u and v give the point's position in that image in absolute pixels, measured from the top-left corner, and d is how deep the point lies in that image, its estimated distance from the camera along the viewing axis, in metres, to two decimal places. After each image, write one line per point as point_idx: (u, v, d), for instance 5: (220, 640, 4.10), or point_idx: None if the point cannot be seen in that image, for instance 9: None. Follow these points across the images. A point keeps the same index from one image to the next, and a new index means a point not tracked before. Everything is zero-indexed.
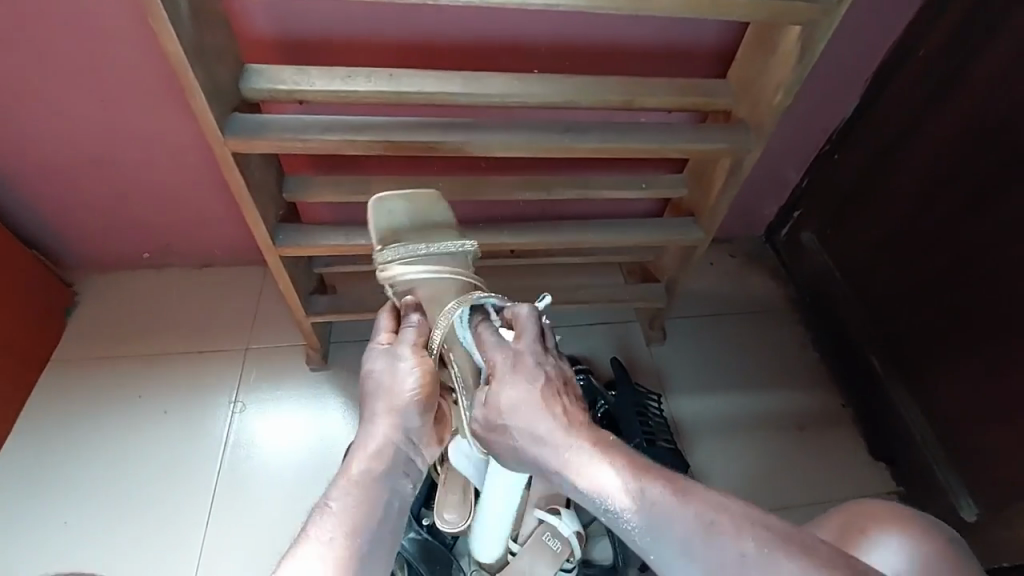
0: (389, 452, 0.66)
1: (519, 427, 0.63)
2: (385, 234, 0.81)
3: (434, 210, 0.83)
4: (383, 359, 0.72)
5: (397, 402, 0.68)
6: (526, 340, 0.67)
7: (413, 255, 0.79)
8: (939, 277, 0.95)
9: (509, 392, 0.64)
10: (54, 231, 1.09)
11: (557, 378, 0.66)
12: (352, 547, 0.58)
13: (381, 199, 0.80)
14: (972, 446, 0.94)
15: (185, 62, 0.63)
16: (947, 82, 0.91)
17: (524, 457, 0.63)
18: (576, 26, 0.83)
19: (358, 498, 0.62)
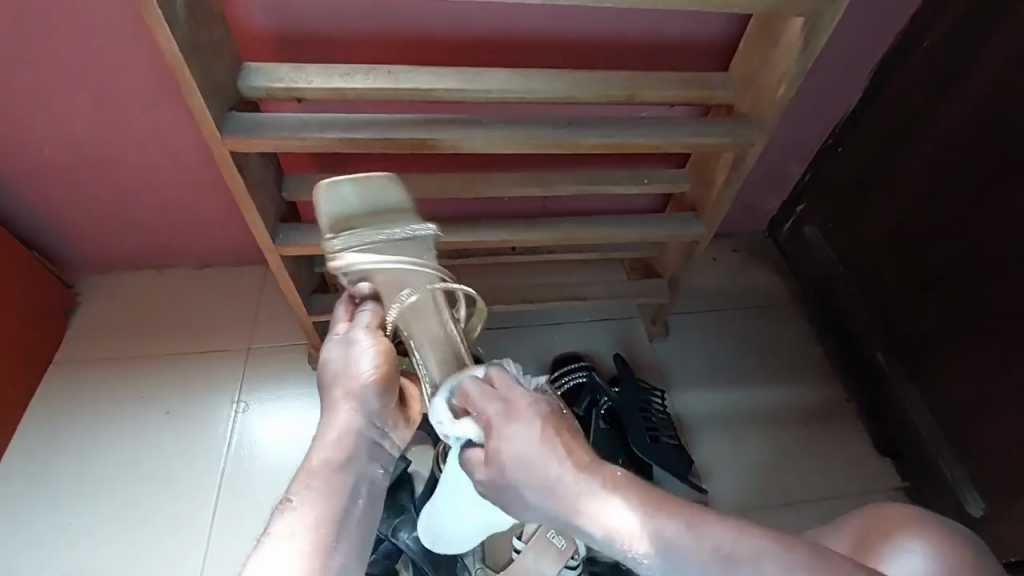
0: (349, 439, 0.64)
1: (530, 483, 0.55)
2: (336, 221, 0.76)
3: (386, 192, 0.78)
4: (338, 343, 0.69)
5: (353, 387, 0.66)
6: (510, 383, 0.60)
7: (367, 243, 0.75)
8: (945, 270, 0.95)
9: (510, 448, 0.55)
10: (53, 232, 1.09)
11: (551, 411, 0.58)
12: (317, 540, 0.57)
13: (328, 183, 0.75)
14: (979, 440, 0.93)
15: (183, 61, 0.63)
16: (953, 71, 0.90)
17: (534, 509, 0.56)
18: (575, 20, 0.83)
19: (319, 492, 0.61)
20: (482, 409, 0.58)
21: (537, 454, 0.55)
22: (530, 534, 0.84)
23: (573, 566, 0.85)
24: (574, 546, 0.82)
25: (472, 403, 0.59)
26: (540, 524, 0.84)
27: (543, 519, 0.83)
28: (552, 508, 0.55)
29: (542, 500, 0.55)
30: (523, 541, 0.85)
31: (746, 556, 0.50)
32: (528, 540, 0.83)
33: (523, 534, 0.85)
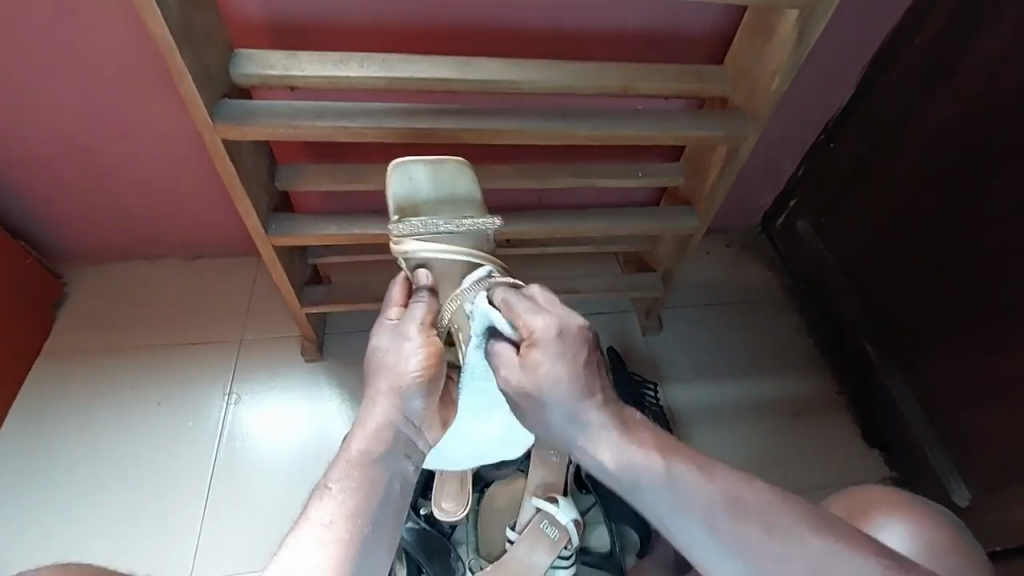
0: (387, 434, 0.64)
1: (561, 399, 0.60)
2: (401, 204, 0.78)
3: (457, 178, 0.80)
4: (388, 335, 0.69)
5: (400, 380, 0.65)
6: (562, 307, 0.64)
7: (434, 233, 0.76)
8: (937, 264, 0.95)
9: (547, 364, 0.61)
10: (41, 222, 1.08)
11: (592, 342, 0.63)
12: (351, 530, 0.56)
13: (401, 162, 0.78)
14: (966, 432, 0.94)
15: (172, 47, 0.62)
16: (945, 65, 0.90)
17: (558, 417, 0.62)
18: (572, 10, 0.82)
19: (359, 481, 0.60)
20: (526, 321, 0.63)
21: (577, 377, 0.60)
22: (523, 524, 0.85)
23: (565, 557, 0.86)
24: (566, 535, 0.83)
25: (519, 314, 0.63)
26: (533, 515, 0.85)
27: (536, 510, 0.85)
28: (579, 422, 0.60)
29: (571, 414, 0.61)
30: (517, 531, 0.85)
31: (751, 510, 0.54)
32: (521, 531, 0.84)
33: (516, 524, 0.86)
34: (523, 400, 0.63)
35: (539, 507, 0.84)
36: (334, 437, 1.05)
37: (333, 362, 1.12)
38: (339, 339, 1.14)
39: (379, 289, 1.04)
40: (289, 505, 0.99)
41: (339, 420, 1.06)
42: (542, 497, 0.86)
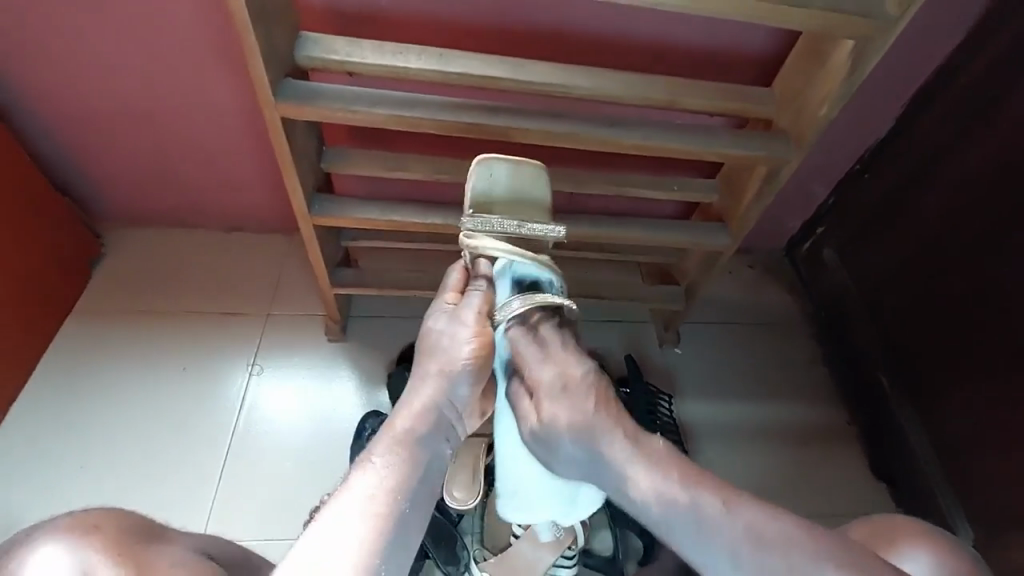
0: (431, 414, 0.66)
1: (574, 441, 0.67)
2: (478, 199, 0.79)
3: (533, 183, 0.80)
4: (444, 319, 0.73)
5: (451, 364, 0.69)
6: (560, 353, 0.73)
7: (503, 232, 0.77)
8: (960, 304, 0.95)
9: (554, 410, 0.69)
10: (88, 181, 1.11)
11: (600, 385, 0.70)
12: (391, 503, 0.58)
13: (486, 159, 0.78)
14: (977, 473, 0.94)
15: (247, 23, 0.64)
16: (987, 107, 0.90)
17: (576, 465, 0.68)
18: (627, 22, 0.84)
19: (403, 456, 0.62)
20: (533, 373, 0.72)
21: (582, 417, 0.67)
22: (530, 519, 0.86)
23: (569, 557, 0.87)
24: (572, 535, 0.84)
25: (526, 364, 0.73)
26: None
27: None
28: (595, 454, 0.66)
29: (587, 456, 0.66)
30: (523, 526, 0.86)
31: (776, 539, 0.55)
32: (528, 526, 0.86)
33: (523, 519, 0.87)
34: (540, 450, 0.71)
35: None
36: (350, 417, 1.07)
37: (355, 344, 1.14)
38: (363, 323, 1.16)
39: (407, 277, 1.06)
40: (300, 478, 1.01)
41: (356, 401, 1.08)
42: None
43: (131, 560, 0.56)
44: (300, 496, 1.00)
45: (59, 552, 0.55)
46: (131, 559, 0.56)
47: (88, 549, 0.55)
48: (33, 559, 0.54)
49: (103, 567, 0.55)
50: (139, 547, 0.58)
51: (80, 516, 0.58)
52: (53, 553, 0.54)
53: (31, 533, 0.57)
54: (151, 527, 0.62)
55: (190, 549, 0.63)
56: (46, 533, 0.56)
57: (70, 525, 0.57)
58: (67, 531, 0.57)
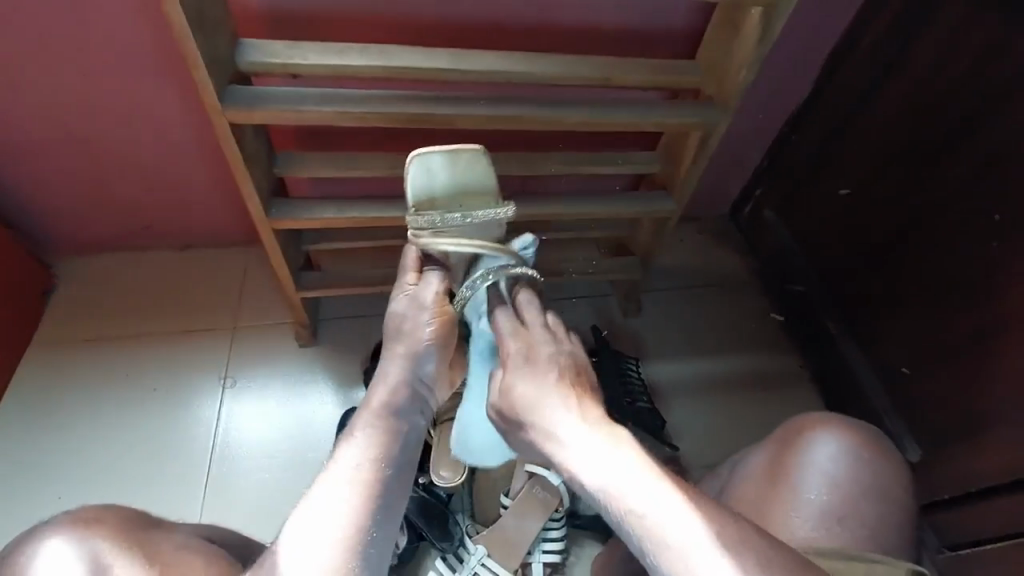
0: (405, 390, 0.71)
1: (531, 417, 0.67)
2: (420, 195, 0.78)
3: (473, 165, 0.79)
4: (405, 300, 0.75)
5: (415, 345, 0.73)
6: (535, 331, 0.74)
7: (449, 224, 0.77)
8: (887, 242, 1.04)
9: (519, 384, 0.69)
10: (29, 212, 1.08)
11: (571, 366, 0.71)
12: (377, 471, 0.63)
13: (420, 154, 0.77)
14: (916, 395, 1.02)
15: (188, 31, 0.65)
16: (892, 61, 0.99)
17: (532, 441, 0.67)
18: (557, 8, 0.88)
19: (382, 429, 0.67)
20: (505, 343, 0.73)
21: (543, 392, 0.68)
22: (516, 491, 0.93)
23: (556, 520, 0.93)
24: (557, 498, 0.91)
25: (500, 337, 0.74)
26: (526, 481, 0.92)
27: (529, 476, 0.92)
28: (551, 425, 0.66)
29: (541, 424, 0.66)
30: (510, 497, 0.93)
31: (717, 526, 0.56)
32: (515, 497, 0.92)
33: (509, 491, 0.93)
34: (501, 422, 0.71)
35: (532, 473, 0.91)
36: (328, 418, 1.08)
37: (327, 346, 1.15)
38: (334, 325, 1.17)
39: (372, 274, 1.08)
40: (286, 482, 1.02)
41: (333, 401, 1.10)
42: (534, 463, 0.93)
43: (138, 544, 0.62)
44: (288, 500, 1.01)
45: (70, 546, 0.60)
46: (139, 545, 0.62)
47: (95, 539, 0.61)
48: (41, 551, 0.59)
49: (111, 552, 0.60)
50: (142, 533, 0.63)
51: (81, 511, 0.64)
52: (61, 547, 0.59)
53: (36, 531, 0.62)
54: (149, 518, 0.67)
55: (191, 534, 0.68)
56: (54, 526, 0.61)
57: (74, 519, 0.63)
58: (70, 524, 0.62)
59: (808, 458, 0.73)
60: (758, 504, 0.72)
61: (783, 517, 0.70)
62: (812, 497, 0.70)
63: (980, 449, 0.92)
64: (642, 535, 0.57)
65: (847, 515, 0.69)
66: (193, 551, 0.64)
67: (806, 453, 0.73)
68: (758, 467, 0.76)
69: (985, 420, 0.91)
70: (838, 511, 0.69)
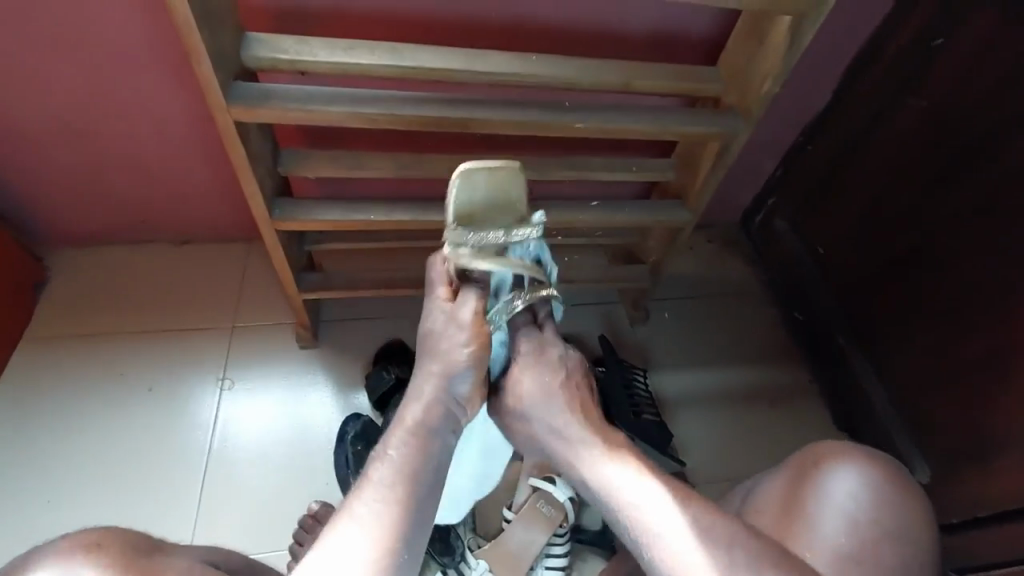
0: (440, 409, 0.68)
1: (538, 417, 0.72)
2: (460, 213, 0.69)
3: (516, 188, 0.71)
4: (440, 317, 0.71)
5: (450, 363, 0.69)
6: (549, 338, 0.77)
7: (491, 246, 0.71)
8: (904, 257, 1.01)
9: (529, 382, 0.74)
10: (23, 204, 1.05)
11: (574, 374, 0.76)
12: (409, 493, 0.62)
13: (467, 173, 0.67)
14: (929, 415, 1.00)
15: (193, 24, 0.62)
16: (916, 72, 0.96)
17: (535, 437, 0.73)
18: (575, 9, 0.85)
19: (415, 448, 0.65)
20: (519, 345, 0.75)
21: (549, 399, 0.73)
22: (519, 504, 0.92)
23: (559, 536, 0.91)
24: (562, 513, 0.90)
25: (515, 338, 0.76)
26: (531, 494, 0.91)
27: (534, 489, 0.91)
28: (555, 431, 0.71)
29: (549, 428, 0.72)
30: (513, 510, 0.92)
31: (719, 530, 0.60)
32: (518, 511, 0.91)
33: (512, 504, 0.92)
34: (506, 414, 0.76)
35: (536, 486, 0.91)
36: (327, 422, 1.05)
37: (328, 348, 1.12)
38: (335, 326, 1.14)
39: (376, 276, 1.06)
40: (283, 488, 1.00)
41: (331, 405, 1.07)
42: (539, 476, 0.93)
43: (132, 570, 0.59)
44: (283, 505, 0.99)
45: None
46: (138, 568, 0.59)
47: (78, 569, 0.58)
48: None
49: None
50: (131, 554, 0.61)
51: (67, 537, 0.61)
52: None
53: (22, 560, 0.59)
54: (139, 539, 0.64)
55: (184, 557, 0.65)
56: (38, 558, 0.59)
57: (58, 548, 0.60)
58: (55, 554, 0.59)
59: (825, 496, 0.71)
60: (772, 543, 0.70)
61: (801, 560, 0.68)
62: (832, 540, 0.68)
63: (987, 474, 0.91)
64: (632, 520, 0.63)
65: (867, 560, 0.67)
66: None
67: (823, 490, 0.71)
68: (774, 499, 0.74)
69: (999, 445, 0.89)
70: (857, 556, 0.67)
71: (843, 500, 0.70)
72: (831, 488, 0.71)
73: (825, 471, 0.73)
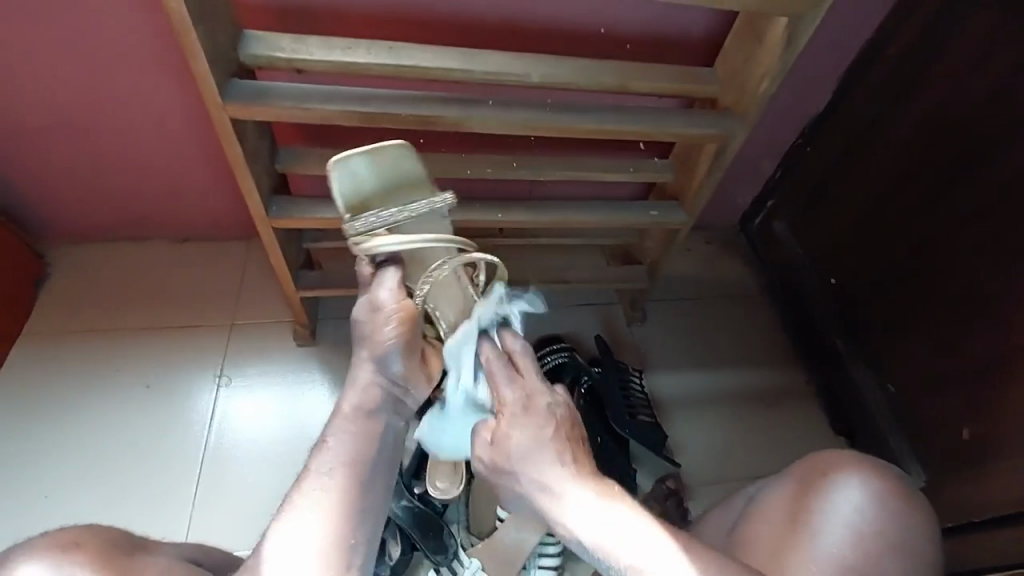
0: (377, 392, 0.67)
1: (527, 474, 0.62)
2: (352, 202, 0.68)
3: (401, 162, 0.68)
4: (364, 304, 0.67)
5: (378, 348, 0.66)
6: (530, 373, 0.66)
7: (392, 227, 0.67)
8: (901, 261, 1.01)
9: (515, 434, 0.62)
10: (23, 200, 1.06)
11: (565, 418, 0.64)
12: (352, 476, 0.64)
13: (341, 158, 0.66)
14: (926, 419, 0.99)
15: (189, 22, 0.63)
16: (916, 76, 0.96)
17: (522, 497, 0.63)
18: (572, 10, 0.85)
19: (355, 433, 0.66)
20: (498, 390, 0.66)
21: (539, 450, 0.62)
22: None
23: (552, 535, 0.91)
24: None
25: (493, 382, 0.67)
26: None
27: None
28: (547, 488, 0.61)
29: (538, 487, 0.62)
30: (507, 510, 0.91)
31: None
32: (512, 510, 0.90)
33: None
34: (488, 472, 0.65)
35: None
36: (322, 421, 1.06)
37: (325, 346, 1.13)
38: (333, 324, 1.15)
39: None
40: (278, 486, 1.00)
41: (327, 403, 1.07)
42: None
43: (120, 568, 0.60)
44: (277, 503, 0.99)
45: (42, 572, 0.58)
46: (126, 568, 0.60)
47: (68, 565, 0.59)
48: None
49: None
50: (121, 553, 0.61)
51: (58, 534, 0.61)
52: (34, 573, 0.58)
53: (10, 555, 0.60)
54: (130, 538, 0.64)
55: (175, 556, 0.66)
56: (25, 554, 0.59)
57: (48, 544, 0.60)
58: (45, 550, 0.60)
59: (831, 503, 0.71)
60: (775, 547, 0.71)
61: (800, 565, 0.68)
62: (834, 550, 0.68)
63: (982, 478, 0.90)
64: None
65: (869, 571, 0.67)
66: None
67: (832, 499, 0.71)
68: (781, 503, 0.74)
69: (994, 451, 0.88)
70: (860, 568, 0.67)
71: (851, 508, 0.70)
72: (840, 496, 0.71)
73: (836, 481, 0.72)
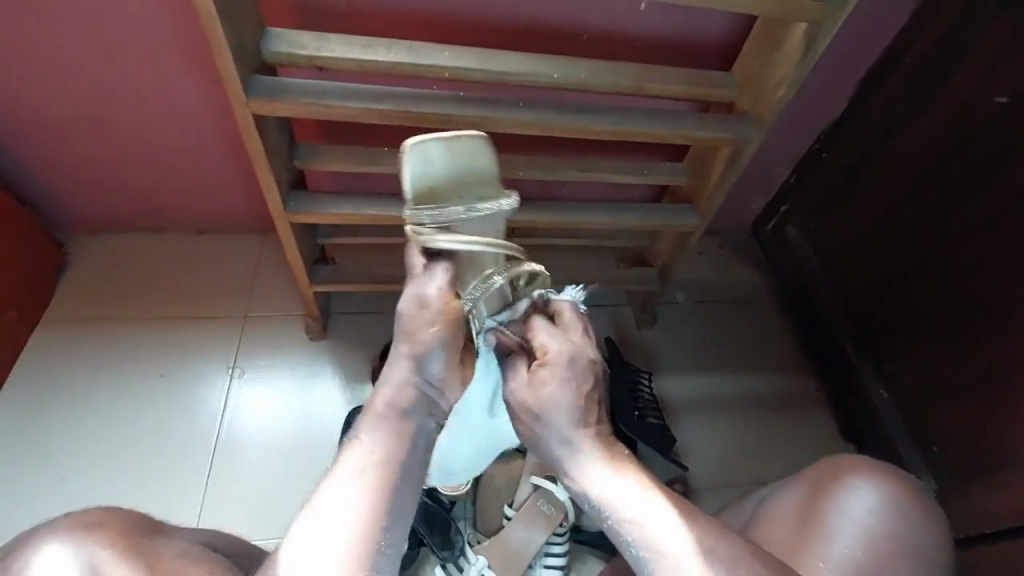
0: (413, 393, 0.68)
1: (555, 421, 0.69)
2: (414, 190, 0.68)
3: (473, 156, 0.70)
4: (409, 299, 0.68)
5: (419, 345, 0.68)
6: (575, 335, 0.73)
7: (453, 223, 0.68)
8: (915, 269, 1.00)
9: (554, 383, 0.69)
10: (46, 190, 1.08)
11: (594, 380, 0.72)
12: (386, 476, 0.64)
13: (417, 143, 0.66)
14: (938, 430, 0.98)
15: (216, 18, 0.64)
16: (932, 84, 0.95)
17: (545, 441, 0.70)
18: (590, 11, 0.86)
19: (388, 432, 0.66)
20: (540, 341, 0.72)
21: (570, 402, 0.69)
22: (520, 502, 0.92)
23: (559, 534, 0.92)
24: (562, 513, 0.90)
25: (536, 335, 0.72)
26: (531, 492, 0.92)
27: (535, 488, 0.92)
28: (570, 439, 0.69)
29: (563, 434, 0.69)
30: (513, 508, 0.92)
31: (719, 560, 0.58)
32: (518, 507, 0.91)
33: (513, 502, 0.93)
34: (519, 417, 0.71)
35: (537, 485, 0.92)
36: (331, 414, 1.07)
37: (336, 340, 1.14)
38: (344, 319, 1.16)
39: (385, 271, 1.07)
40: (289, 476, 1.01)
41: (337, 397, 1.08)
42: (540, 475, 0.93)
43: (136, 552, 0.61)
44: (287, 493, 1.00)
45: (65, 552, 0.59)
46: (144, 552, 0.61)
47: (89, 546, 0.59)
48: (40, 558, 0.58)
49: (107, 563, 0.59)
50: (137, 537, 0.63)
51: (77, 515, 0.63)
52: (57, 553, 0.58)
53: (31, 534, 0.61)
54: (147, 523, 0.66)
55: (190, 542, 0.67)
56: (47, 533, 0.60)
57: (70, 524, 0.61)
58: (67, 530, 0.60)
59: (843, 505, 0.71)
60: (784, 538, 0.71)
61: (806, 558, 0.68)
62: (847, 551, 0.68)
63: (990, 490, 0.90)
64: (631, 538, 0.61)
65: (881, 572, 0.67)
66: (194, 561, 0.64)
67: (850, 502, 0.71)
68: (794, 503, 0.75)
69: (1005, 462, 0.88)
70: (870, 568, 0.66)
71: (863, 510, 0.70)
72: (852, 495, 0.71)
73: (855, 485, 0.72)
